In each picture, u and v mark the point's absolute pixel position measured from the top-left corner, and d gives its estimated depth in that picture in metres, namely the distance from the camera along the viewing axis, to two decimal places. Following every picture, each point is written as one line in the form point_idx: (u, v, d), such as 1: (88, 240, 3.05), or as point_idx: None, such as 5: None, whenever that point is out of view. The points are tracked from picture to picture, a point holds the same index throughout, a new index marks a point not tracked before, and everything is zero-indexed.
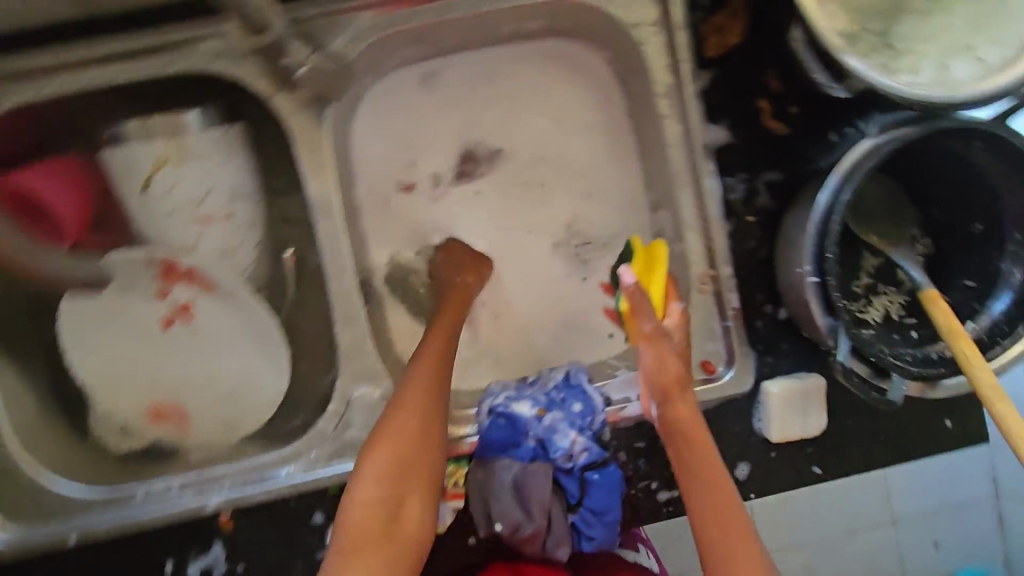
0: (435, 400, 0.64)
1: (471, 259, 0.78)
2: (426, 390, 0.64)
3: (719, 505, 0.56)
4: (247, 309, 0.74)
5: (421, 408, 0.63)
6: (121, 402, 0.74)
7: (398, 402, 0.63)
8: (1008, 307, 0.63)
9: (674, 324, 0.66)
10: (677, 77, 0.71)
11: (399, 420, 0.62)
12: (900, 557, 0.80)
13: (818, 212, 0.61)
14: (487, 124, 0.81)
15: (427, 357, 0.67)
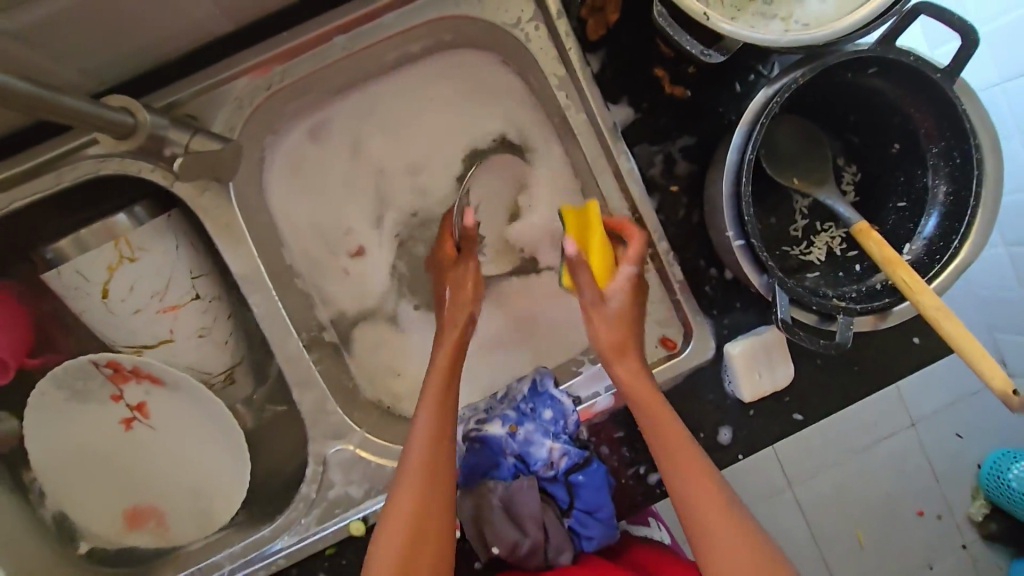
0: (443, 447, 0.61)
1: (452, 262, 0.73)
2: (435, 420, 0.62)
3: (695, 497, 0.57)
4: (200, 397, 0.77)
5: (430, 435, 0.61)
6: (103, 509, 0.80)
7: (412, 440, 0.61)
8: (941, 221, 0.62)
9: (619, 291, 0.64)
10: (567, 67, 0.71)
11: (412, 455, 0.60)
12: (922, 448, 1.04)
13: (728, 175, 0.60)
14: (399, 155, 0.82)
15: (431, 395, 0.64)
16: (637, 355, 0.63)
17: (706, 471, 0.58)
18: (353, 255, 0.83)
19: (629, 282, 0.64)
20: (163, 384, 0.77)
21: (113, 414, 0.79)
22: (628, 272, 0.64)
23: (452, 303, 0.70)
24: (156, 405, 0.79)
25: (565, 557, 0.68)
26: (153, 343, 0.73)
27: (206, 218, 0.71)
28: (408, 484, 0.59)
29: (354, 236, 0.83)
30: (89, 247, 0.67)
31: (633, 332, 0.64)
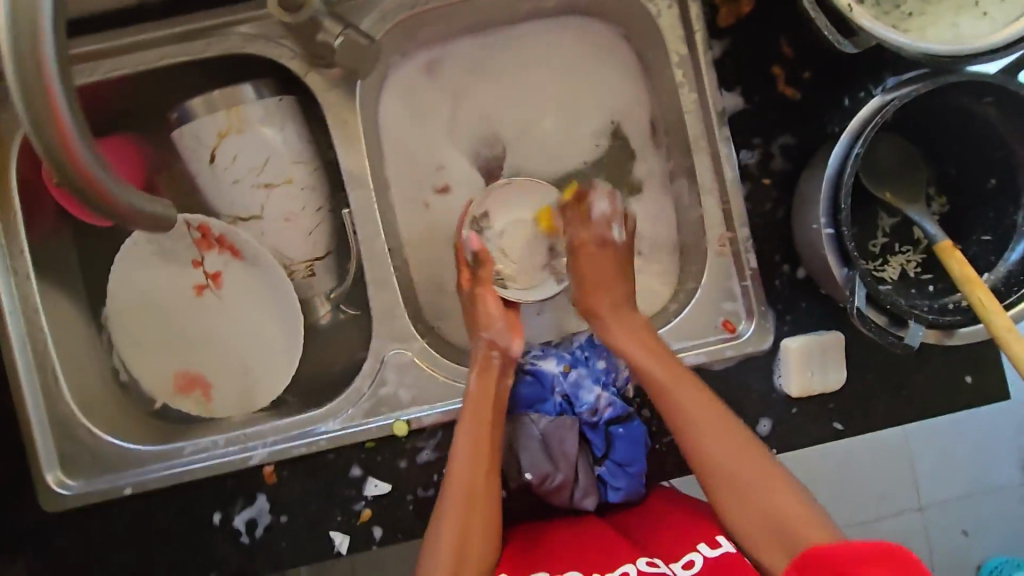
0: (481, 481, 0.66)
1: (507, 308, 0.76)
2: (470, 456, 0.66)
3: (738, 481, 0.60)
4: (274, 277, 0.81)
5: (467, 474, 0.65)
6: (157, 371, 0.82)
7: (451, 479, 0.66)
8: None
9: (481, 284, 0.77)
10: (690, 48, 0.75)
11: (450, 499, 0.65)
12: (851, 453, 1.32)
13: (830, 171, 0.64)
14: (508, 99, 0.86)
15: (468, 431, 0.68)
16: (612, 304, 0.74)
17: (738, 460, 0.61)
18: (437, 191, 0.86)
19: (601, 235, 0.76)
20: (243, 258, 0.81)
21: (188, 279, 0.82)
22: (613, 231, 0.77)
23: (483, 324, 0.75)
24: (230, 277, 0.82)
25: (590, 502, 0.70)
26: (247, 217, 0.79)
27: (328, 112, 0.75)
28: (450, 523, 0.63)
29: (444, 174, 0.86)
30: (217, 108, 0.72)
31: (626, 292, 0.74)
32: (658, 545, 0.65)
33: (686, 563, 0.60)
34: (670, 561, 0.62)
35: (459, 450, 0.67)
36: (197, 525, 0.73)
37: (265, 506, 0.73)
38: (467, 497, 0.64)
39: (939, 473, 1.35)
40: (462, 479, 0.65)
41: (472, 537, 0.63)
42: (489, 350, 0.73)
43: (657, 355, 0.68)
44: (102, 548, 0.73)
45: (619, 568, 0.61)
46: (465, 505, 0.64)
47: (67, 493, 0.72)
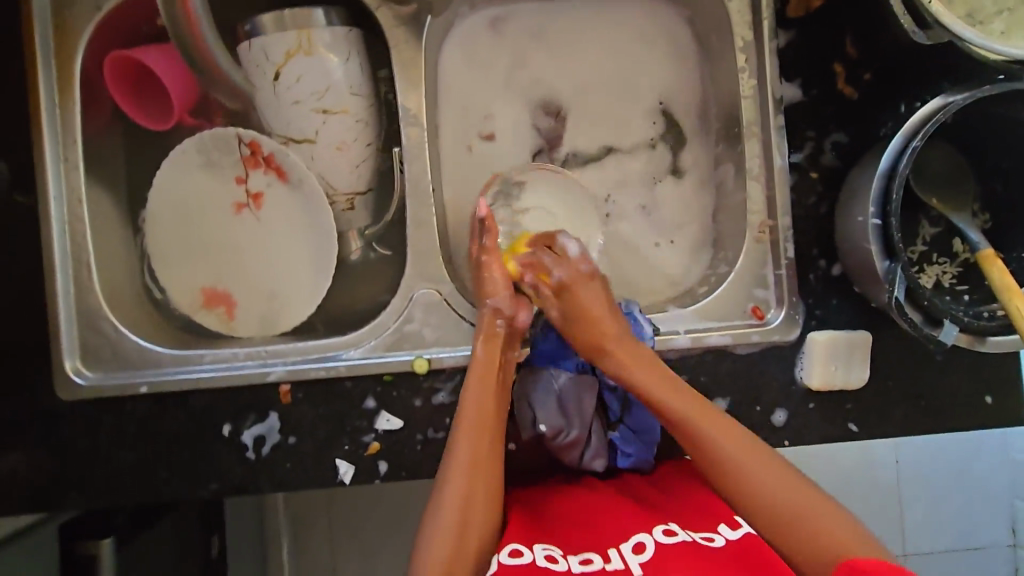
0: (489, 438, 0.65)
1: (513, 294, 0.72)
2: (473, 429, 0.65)
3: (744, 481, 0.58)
4: (315, 203, 0.81)
5: (471, 449, 0.64)
6: (184, 283, 0.82)
7: (457, 445, 0.65)
8: None
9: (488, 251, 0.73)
10: (756, 34, 0.76)
11: (452, 474, 0.63)
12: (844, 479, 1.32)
13: (883, 168, 0.65)
14: (565, 66, 0.86)
15: (478, 391, 0.67)
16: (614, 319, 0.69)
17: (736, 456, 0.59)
18: (483, 138, 0.86)
19: (589, 273, 0.72)
20: (287, 181, 0.82)
21: (229, 195, 0.83)
22: (581, 263, 0.72)
23: (490, 291, 0.71)
24: (271, 199, 0.83)
25: (598, 463, 0.71)
26: (299, 139, 0.80)
27: (393, 48, 0.77)
28: (457, 476, 0.62)
29: (491, 123, 0.86)
30: (287, 25, 0.74)
31: (610, 302, 0.70)
32: (674, 515, 0.64)
33: (706, 537, 0.60)
34: (686, 529, 0.61)
35: (463, 423, 0.66)
36: (206, 433, 0.73)
37: (276, 425, 0.73)
38: (470, 472, 0.63)
39: (928, 515, 1.35)
40: (466, 453, 0.64)
41: (473, 515, 0.61)
42: (492, 318, 0.70)
43: (652, 364, 0.66)
44: (109, 442, 0.73)
45: (632, 537, 0.60)
46: (469, 480, 0.62)
47: (83, 382, 0.73)
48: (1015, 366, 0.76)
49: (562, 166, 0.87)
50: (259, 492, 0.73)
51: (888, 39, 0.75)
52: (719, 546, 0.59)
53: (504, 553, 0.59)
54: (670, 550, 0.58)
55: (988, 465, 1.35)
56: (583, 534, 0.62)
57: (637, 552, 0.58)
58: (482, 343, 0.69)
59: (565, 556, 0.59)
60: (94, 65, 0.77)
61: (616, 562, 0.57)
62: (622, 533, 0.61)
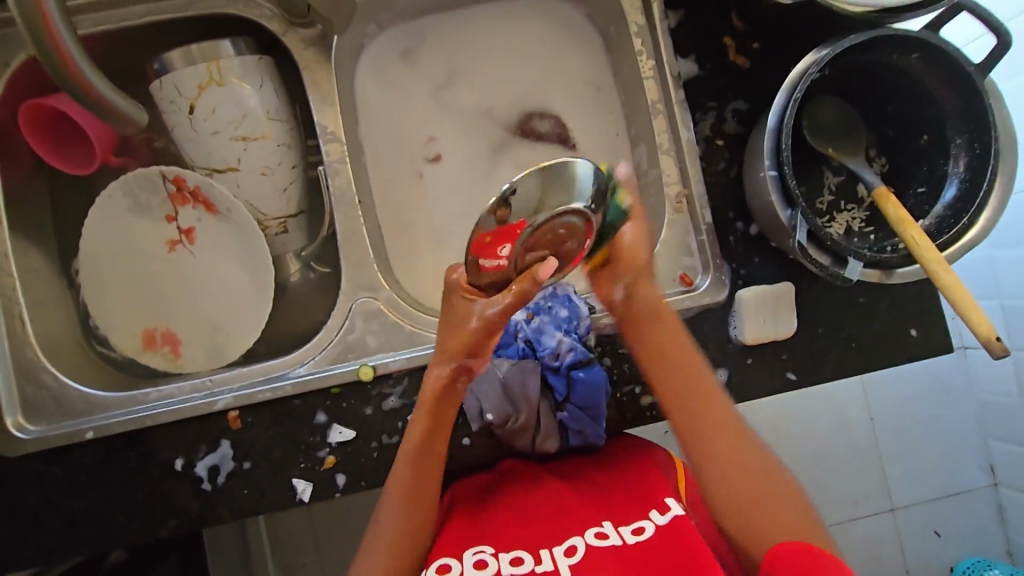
0: (429, 488, 0.65)
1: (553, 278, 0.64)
2: (402, 510, 0.64)
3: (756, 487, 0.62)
4: (246, 230, 0.83)
5: (400, 525, 0.63)
6: (125, 328, 0.82)
7: (390, 493, 0.64)
8: (957, 197, 0.70)
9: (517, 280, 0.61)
10: (648, 18, 0.81)
11: (382, 524, 0.64)
12: (821, 441, 1.35)
13: (770, 128, 0.68)
14: (476, 69, 0.90)
15: (418, 445, 0.65)
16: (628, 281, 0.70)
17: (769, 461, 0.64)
18: (425, 158, 0.89)
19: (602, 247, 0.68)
20: (216, 212, 0.83)
21: (161, 234, 0.83)
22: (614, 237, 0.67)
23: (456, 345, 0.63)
24: (203, 232, 0.84)
25: (551, 444, 0.72)
26: (222, 169, 0.81)
27: (305, 71, 0.79)
28: (387, 526, 0.63)
29: (431, 144, 0.89)
30: (197, 60, 0.76)
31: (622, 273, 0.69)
32: (609, 510, 0.65)
33: (635, 530, 0.62)
34: (618, 526, 0.63)
35: (391, 498, 0.64)
36: (157, 470, 0.73)
37: (227, 452, 0.73)
38: (402, 539, 0.63)
39: (904, 463, 1.38)
40: (393, 525, 0.63)
41: (406, 550, 0.63)
42: (451, 378, 0.65)
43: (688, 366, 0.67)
44: (60, 494, 0.72)
45: (566, 541, 0.62)
46: (392, 557, 0.62)
47: (24, 437, 0.72)
48: (935, 297, 0.79)
49: (487, 164, 0.89)
50: (220, 522, 0.73)
51: (769, 6, 0.79)
52: (647, 538, 0.60)
53: (433, 568, 0.61)
54: (599, 555, 0.59)
55: (956, 410, 1.38)
56: (520, 533, 0.64)
57: (567, 555, 0.60)
58: (428, 410, 0.65)
59: (496, 556, 0.61)
60: (7, 117, 0.77)
61: (547, 563, 0.60)
62: (556, 537, 0.62)
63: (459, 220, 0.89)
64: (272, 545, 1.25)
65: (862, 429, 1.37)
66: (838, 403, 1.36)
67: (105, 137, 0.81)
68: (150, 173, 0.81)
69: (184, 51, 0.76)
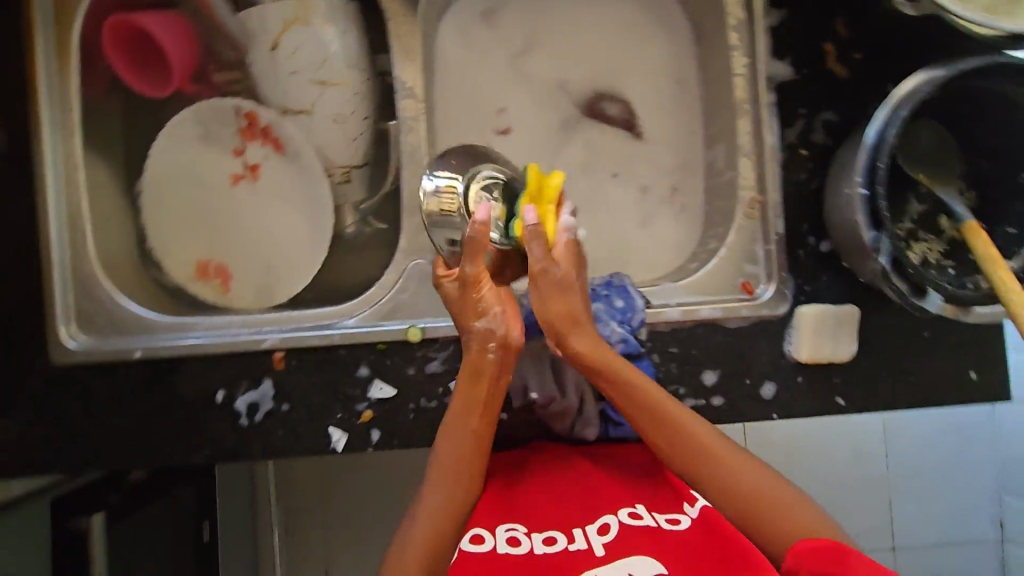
0: (477, 451, 0.62)
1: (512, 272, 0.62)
2: (451, 471, 0.61)
3: (741, 494, 0.55)
4: (311, 175, 0.85)
5: (445, 490, 0.60)
6: (179, 255, 0.83)
7: (437, 459, 0.62)
8: None
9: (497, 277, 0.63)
10: (749, 13, 0.77)
11: (433, 482, 0.60)
12: (832, 468, 1.33)
13: (868, 142, 0.66)
14: (558, 43, 0.87)
15: (466, 412, 0.62)
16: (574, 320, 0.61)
17: (750, 466, 0.56)
18: (495, 128, 0.88)
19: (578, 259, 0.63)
20: (283, 152, 0.85)
21: (226, 167, 0.84)
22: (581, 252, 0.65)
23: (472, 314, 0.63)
24: (268, 170, 0.85)
25: (590, 433, 0.71)
26: (297, 110, 0.84)
27: (390, 22, 0.78)
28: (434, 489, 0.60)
29: (502, 114, 0.87)
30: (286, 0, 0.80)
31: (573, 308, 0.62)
32: (644, 496, 0.63)
33: (671, 518, 0.60)
34: (653, 511, 0.61)
35: (440, 461, 0.61)
36: (197, 400, 0.73)
37: (269, 391, 0.73)
38: (454, 501, 0.59)
39: (915, 505, 1.35)
40: (440, 490, 0.60)
41: (449, 516, 0.58)
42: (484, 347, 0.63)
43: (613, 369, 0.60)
44: (102, 409, 0.73)
45: (598, 520, 0.60)
46: (437, 523, 0.57)
47: (74, 348, 0.73)
48: (1000, 342, 0.77)
49: (556, 142, 0.88)
50: (253, 459, 0.73)
51: (876, 17, 0.76)
52: (682, 529, 0.58)
53: (467, 539, 0.60)
54: (634, 535, 0.57)
55: (978, 461, 1.34)
56: (553, 511, 0.62)
57: (600, 534, 0.58)
58: (467, 375, 0.63)
59: (529, 535, 0.59)
60: (92, 29, 0.77)
61: (580, 542, 0.58)
62: (589, 516, 0.61)
63: None
64: (278, 487, 1.27)
65: (877, 464, 1.34)
66: (856, 433, 1.34)
67: (183, 63, 0.83)
68: (225, 104, 0.83)
69: None
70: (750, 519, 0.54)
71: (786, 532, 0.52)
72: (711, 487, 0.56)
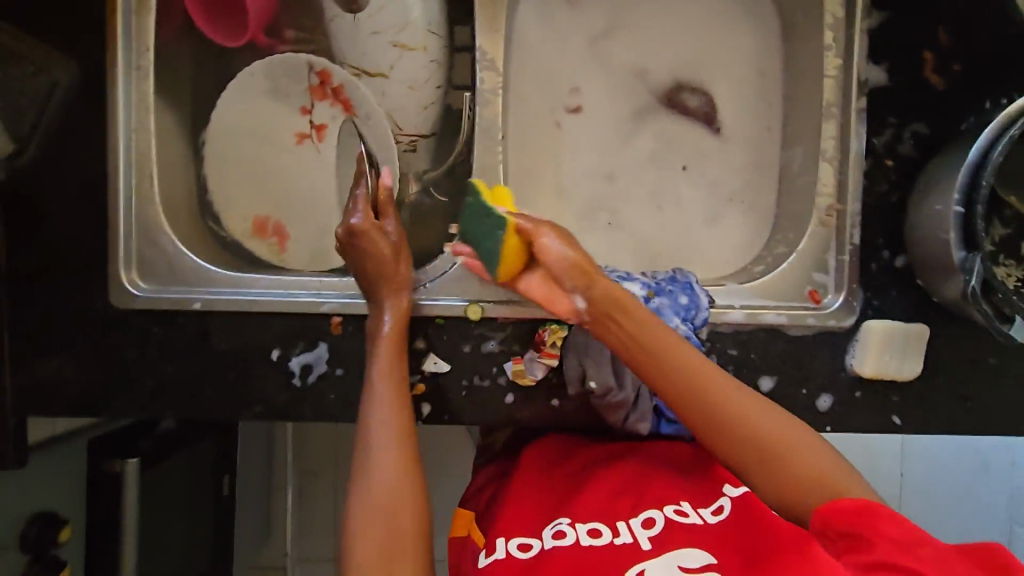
0: (405, 412, 0.66)
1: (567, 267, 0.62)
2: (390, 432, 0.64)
3: (775, 461, 0.56)
4: (380, 139, 0.81)
5: (393, 454, 0.63)
6: (239, 210, 0.82)
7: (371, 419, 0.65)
8: None
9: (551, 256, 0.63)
10: (849, 12, 0.75)
11: (378, 444, 0.64)
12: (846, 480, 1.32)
13: (970, 159, 0.66)
14: (641, 26, 0.85)
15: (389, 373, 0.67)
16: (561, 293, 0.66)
17: (779, 430, 0.57)
18: (567, 109, 0.86)
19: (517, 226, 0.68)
20: (353, 114, 0.82)
21: (292, 124, 0.82)
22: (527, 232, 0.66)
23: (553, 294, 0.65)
24: (335, 132, 0.83)
25: (643, 428, 0.71)
26: (373, 73, 0.82)
27: None
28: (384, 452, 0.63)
29: (576, 95, 0.85)
30: None
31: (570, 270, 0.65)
32: (685, 490, 0.62)
33: (714, 510, 0.58)
34: (697, 508, 0.59)
35: (382, 422, 0.65)
36: (251, 356, 0.73)
37: (324, 355, 0.73)
38: (403, 461, 0.63)
39: (925, 525, 1.33)
40: (387, 451, 0.63)
41: (405, 481, 0.62)
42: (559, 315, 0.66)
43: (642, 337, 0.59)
44: (157, 355, 0.73)
45: (643, 513, 0.59)
46: (389, 489, 0.61)
47: (135, 294, 0.73)
48: None
49: (626, 129, 0.86)
50: (301, 420, 0.73)
51: (984, 30, 0.73)
52: (722, 520, 0.57)
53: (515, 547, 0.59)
54: (681, 529, 0.56)
55: (994, 490, 1.32)
56: (596, 505, 0.61)
57: (645, 527, 0.57)
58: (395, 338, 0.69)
59: (574, 526, 0.59)
60: None
61: (626, 535, 0.56)
62: (633, 510, 0.60)
63: (584, 180, 0.86)
64: (297, 447, 1.28)
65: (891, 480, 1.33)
66: (874, 448, 1.33)
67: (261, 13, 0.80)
68: (299, 60, 0.81)
69: None
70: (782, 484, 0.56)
71: (798, 474, 0.55)
72: (748, 458, 0.57)
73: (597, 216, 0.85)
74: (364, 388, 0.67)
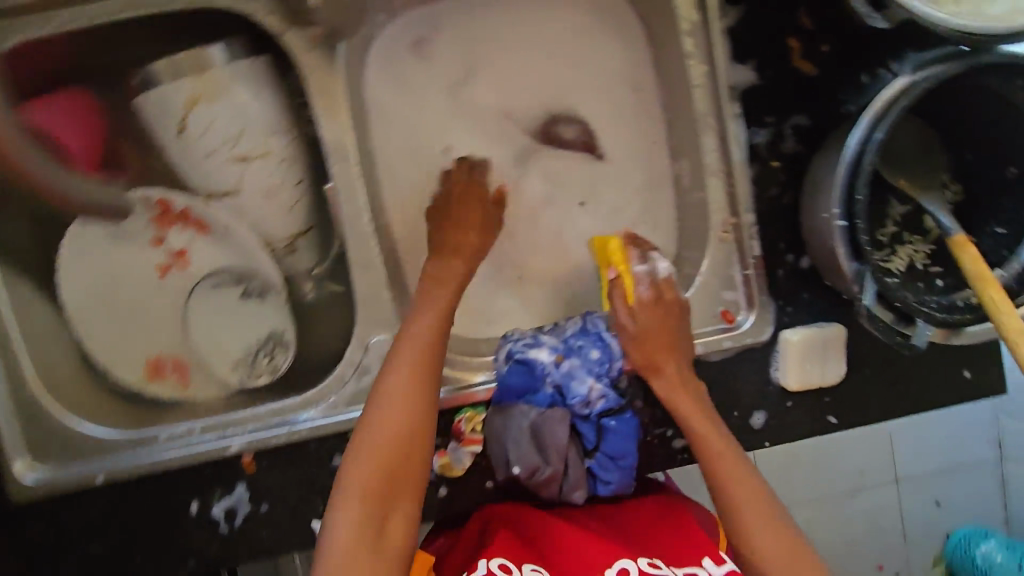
0: (414, 468, 0.58)
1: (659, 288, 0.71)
2: (382, 492, 0.56)
3: (759, 509, 0.61)
4: (246, 251, 0.79)
5: (375, 515, 0.55)
6: (123, 360, 0.77)
7: (357, 473, 0.56)
8: None
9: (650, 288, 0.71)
10: (702, 12, 0.69)
11: (352, 502, 0.55)
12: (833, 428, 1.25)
13: (847, 156, 0.63)
14: (498, 63, 0.79)
15: (405, 413, 0.59)
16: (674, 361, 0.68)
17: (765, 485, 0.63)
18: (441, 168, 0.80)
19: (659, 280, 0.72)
20: (208, 232, 0.78)
21: (150, 258, 0.77)
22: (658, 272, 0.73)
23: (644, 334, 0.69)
24: (197, 253, 0.78)
25: (579, 495, 0.69)
26: (221, 191, 0.77)
27: (306, 75, 0.69)
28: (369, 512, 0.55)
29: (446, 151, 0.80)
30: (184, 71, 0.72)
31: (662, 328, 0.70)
32: (657, 550, 0.62)
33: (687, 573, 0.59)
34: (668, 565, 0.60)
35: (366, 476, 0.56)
36: (172, 514, 0.70)
37: (244, 496, 0.70)
38: (379, 526, 0.55)
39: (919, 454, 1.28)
40: (366, 512, 0.55)
41: (388, 546, 0.55)
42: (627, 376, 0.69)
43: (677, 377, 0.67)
44: (73, 538, 0.70)
45: (618, 563, 0.59)
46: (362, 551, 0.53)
47: (31, 484, 0.69)
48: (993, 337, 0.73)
49: (508, 173, 0.81)
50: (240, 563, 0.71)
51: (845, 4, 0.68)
52: None
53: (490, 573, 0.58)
54: None
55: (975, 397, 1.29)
56: (571, 560, 0.60)
57: None
58: (414, 378, 0.61)
59: None
60: None
61: None
62: (610, 557, 0.59)
63: None
64: None
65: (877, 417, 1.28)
66: None
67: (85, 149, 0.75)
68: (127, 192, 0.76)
69: (168, 62, 0.72)
70: (761, 529, 0.60)
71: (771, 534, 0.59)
72: (741, 499, 0.61)
73: (497, 271, 0.82)
74: (359, 431, 0.59)
